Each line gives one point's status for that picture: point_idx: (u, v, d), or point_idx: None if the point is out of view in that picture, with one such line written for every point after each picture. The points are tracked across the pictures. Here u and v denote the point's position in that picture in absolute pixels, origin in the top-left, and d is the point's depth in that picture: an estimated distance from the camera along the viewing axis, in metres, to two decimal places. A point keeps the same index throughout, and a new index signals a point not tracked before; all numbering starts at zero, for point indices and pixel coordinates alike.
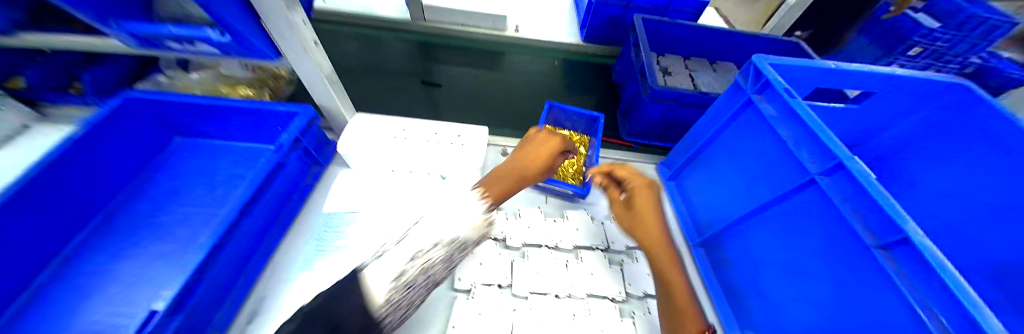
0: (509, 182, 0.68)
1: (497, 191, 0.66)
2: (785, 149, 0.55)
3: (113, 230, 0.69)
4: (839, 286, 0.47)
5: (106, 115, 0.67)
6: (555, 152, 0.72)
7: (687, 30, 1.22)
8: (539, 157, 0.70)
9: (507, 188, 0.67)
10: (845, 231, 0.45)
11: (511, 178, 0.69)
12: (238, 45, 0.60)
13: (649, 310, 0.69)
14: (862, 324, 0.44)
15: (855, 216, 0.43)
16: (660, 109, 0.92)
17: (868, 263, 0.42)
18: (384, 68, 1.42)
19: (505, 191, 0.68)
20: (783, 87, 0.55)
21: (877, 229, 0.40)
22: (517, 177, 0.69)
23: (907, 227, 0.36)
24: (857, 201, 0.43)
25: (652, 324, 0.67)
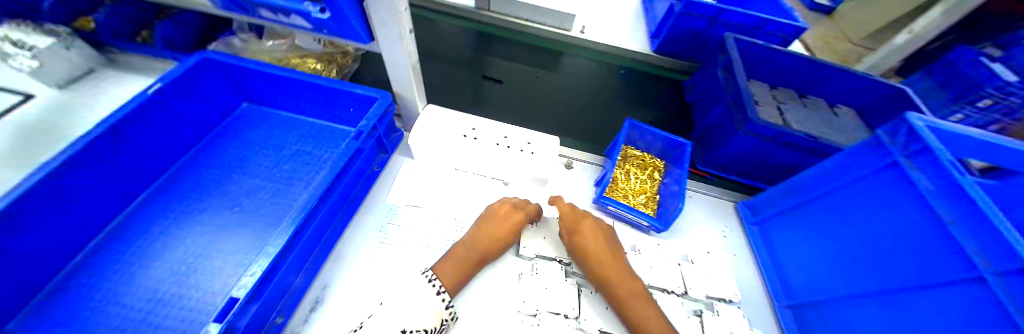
0: (493, 248, 0.65)
1: (475, 255, 0.63)
2: (941, 230, 0.48)
3: (177, 190, 0.67)
4: None
5: (184, 72, 0.66)
6: (517, 225, 0.69)
7: (779, 56, 1.10)
8: (501, 228, 0.67)
9: (470, 254, 0.63)
10: None
11: (494, 244, 0.65)
12: (334, 23, 0.57)
13: None
14: None
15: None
16: (750, 145, 0.83)
17: None
18: (441, 54, 1.37)
19: (483, 257, 0.64)
20: (948, 160, 0.46)
21: None
22: (496, 244, 0.66)
23: None
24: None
25: None
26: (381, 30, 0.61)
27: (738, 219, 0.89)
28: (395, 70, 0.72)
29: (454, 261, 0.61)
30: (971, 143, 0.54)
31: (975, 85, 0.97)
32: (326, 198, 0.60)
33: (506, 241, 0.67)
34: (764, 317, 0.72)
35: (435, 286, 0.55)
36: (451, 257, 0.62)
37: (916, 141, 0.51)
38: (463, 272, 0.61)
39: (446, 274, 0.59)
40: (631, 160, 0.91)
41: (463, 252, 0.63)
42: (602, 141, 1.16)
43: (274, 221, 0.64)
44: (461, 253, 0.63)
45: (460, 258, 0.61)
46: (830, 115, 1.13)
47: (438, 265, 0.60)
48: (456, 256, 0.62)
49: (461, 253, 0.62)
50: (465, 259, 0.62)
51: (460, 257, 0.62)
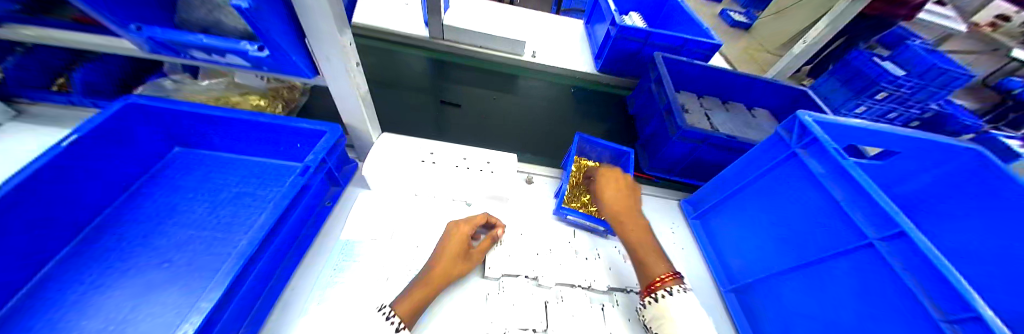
0: (445, 265, 0.64)
1: (431, 279, 0.61)
2: (835, 206, 0.57)
3: (96, 253, 0.59)
4: None
5: (108, 119, 0.60)
6: (463, 238, 0.68)
7: (702, 69, 1.26)
8: (450, 245, 0.66)
9: (435, 279, 0.61)
10: (907, 299, 0.46)
11: (446, 260, 0.64)
12: (274, 60, 0.57)
13: None
14: None
15: (912, 280, 0.45)
16: (685, 148, 0.93)
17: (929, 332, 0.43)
18: (398, 82, 1.39)
19: (439, 277, 0.62)
20: (833, 146, 0.57)
21: (942, 301, 0.42)
22: (446, 261, 0.64)
23: (976, 306, 0.37)
24: (929, 279, 0.44)
25: None
26: (326, 64, 0.62)
27: (681, 214, 0.96)
28: (343, 101, 0.72)
29: (413, 292, 0.59)
30: (852, 130, 0.66)
31: (871, 82, 1.21)
32: (269, 241, 0.57)
33: (456, 255, 0.65)
34: (712, 304, 0.77)
35: (392, 323, 0.53)
36: (413, 287, 0.60)
37: (808, 133, 0.62)
38: (421, 302, 0.58)
39: (404, 308, 0.56)
40: (584, 170, 0.96)
41: (422, 283, 0.60)
42: (561, 155, 1.22)
43: (210, 274, 0.59)
44: (419, 283, 0.60)
45: (423, 291, 0.59)
46: (750, 117, 1.30)
47: (397, 300, 0.57)
48: (417, 286, 0.60)
49: (420, 283, 0.60)
50: (423, 287, 0.60)
51: (418, 286, 0.60)
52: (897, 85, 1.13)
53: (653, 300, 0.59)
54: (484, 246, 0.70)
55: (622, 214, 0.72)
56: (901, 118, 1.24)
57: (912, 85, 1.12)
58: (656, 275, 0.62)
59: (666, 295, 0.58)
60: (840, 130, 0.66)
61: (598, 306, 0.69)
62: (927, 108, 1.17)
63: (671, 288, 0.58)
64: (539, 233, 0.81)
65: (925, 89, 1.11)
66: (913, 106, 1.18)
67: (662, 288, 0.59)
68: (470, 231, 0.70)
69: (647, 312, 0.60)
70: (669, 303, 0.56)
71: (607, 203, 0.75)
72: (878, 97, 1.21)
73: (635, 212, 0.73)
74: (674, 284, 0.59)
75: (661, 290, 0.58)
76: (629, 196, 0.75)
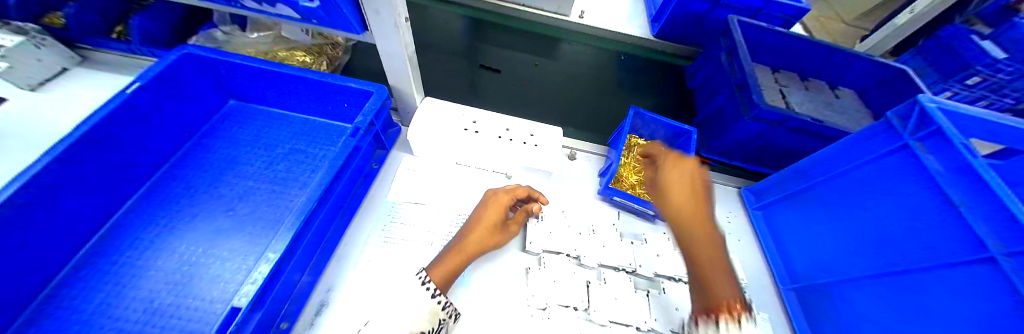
0: (481, 235, 0.62)
1: (465, 249, 0.60)
2: (951, 213, 0.47)
3: (165, 196, 0.64)
4: None
5: (167, 69, 0.63)
6: (501, 207, 0.65)
7: (782, 38, 1.08)
8: (486, 215, 0.64)
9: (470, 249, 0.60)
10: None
11: (480, 231, 0.62)
12: (324, 12, 0.53)
13: None
14: None
15: None
16: (755, 131, 0.82)
17: None
18: (435, 43, 1.32)
19: (473, 249, 0.60)
20: (959, 140, 0.46)
21: None
22: (482, 232, 0.62)
23: None
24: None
25: None
26: (375, 19, 0.58)
27: (741, 204, 0.89)
28: (390, 61, 0.68)
29: (446, 260, 0.58)
30: (996, 126, 0.53)
31: (965, 64, 0.99)
32: (324, 201, 0.58)
33: (494, 226, 0.63)
34: (766, 300, 0.72)
35: (429, 289, 0.53)
36: (448, 254, 0.59)
37: (929, 123, 0.51)
38: (454, 271, 0.58)
39: (440, 273, 0.56)
40: (634, 149, 0.90)
41: (454, 253, 0.59)
42: (604, 130, 1.14)
43: (271, 224, 0.62)
44: (452, 250, 0.60)
45: (457, 260, 0.59)
46: (834, 98, 1.13)
47: (432, 265, 0.57)
48: (450, 253, 0.59)
49: (452, 251, 0.59)
50: (456, 255, 0.59)
51: (452, 255, 0.59)
52: (995, 69, 0.91)
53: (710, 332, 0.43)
54: (520, 219, 0.68)
55: (690, 217, 0.50)
56: (993, 107, 0.98)
57: (1014, 71, 0.89)
58: (721, 302, 0.44)
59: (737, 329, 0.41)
60: (972, 122, 0.54)
61: (643, 292, 0.66)
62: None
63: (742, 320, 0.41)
64: (582, 212, 0.78)
65: None
66: (1009, 94, 0.92)
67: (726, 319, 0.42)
68: (508, 199, 0.67)
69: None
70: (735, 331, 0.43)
71: (670, 203, 0.54)
72: (969, 82, 0.99)
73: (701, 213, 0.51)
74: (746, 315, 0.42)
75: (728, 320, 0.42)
76: (700, 192, 0.53)
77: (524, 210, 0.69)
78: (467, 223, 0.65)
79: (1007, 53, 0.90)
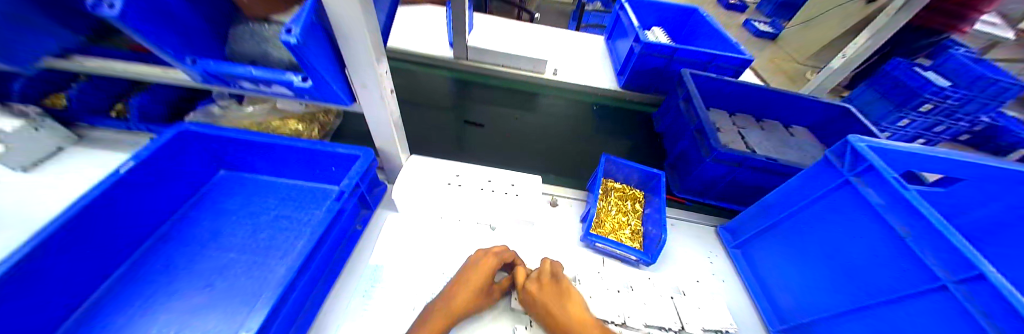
0: (469, 294, 0.62)
1: (451, 311, 0.59)
2: (898, 245, 0.52)
3: (142, 275, 0.62)
4: None
5: (164, 147, 0.66)
6: (490, 270, 0.65)
7: (731, 86, 1.22)
8: (475, 274, 0.64)
9: (450, 312, 0.59)
10: None
11: (475, 279, 0.63)
12: (316, 90, 0.60)
13: None
14: None
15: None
16: (721, 170, 0.89)
17: None
18: (422, 103, 1.42)
19: (457, 310, 0.60)
20: (891, 176, 0.52)
21: None
22: (468, 292, 0.62)
23: None
24: (1002, 318, 0.39)
25: None
26: (362, 92, 0.65)
27: (720, 243, 0.91)
28: (376, 126, 0.74)
29: (427, 324, 0.57)
30: (915, 157, 0.61)
31: (912, 93, 1.14)
32: (305, 269, 0.59)
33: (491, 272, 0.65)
34: None
35: None
36: (427, 315, 0.58)
37: (863, 160, 0.57)
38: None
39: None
40: (612, 193, 0.95)
41: (437, 313, 0.58)
42: (584, 176, 1.20)
43: (250, 297, 0.61)
44: (437, 310, 0.59)
45: (438, 322, 0.57)
46: (787, 136, 1.24)
47: (416, 328, 0.56)
48: (431, 314, 0.58)
49: (434, 310, 0.59)
50: (442, 316, 0.58)
51: (437, 316, 0.58)
52: (943, 95, 1.09)
53: None
54: (501, 286, 0.67)
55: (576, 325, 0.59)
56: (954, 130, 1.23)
57: (960, 96, 1.09)
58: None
59: None
60: (888, 155, 0.61)
61: None
62: (986, 119, 1.18)
63: None
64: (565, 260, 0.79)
65: (974, 100, 1.09)
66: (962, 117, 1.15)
67: None
68: (496, 262, 0.67)
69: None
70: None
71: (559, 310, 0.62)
72: (922, 108, 1.14)
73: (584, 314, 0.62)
74: None
75: None
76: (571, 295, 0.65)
77: (510, 277, 0.70)
78: (454, 279, 0.65)
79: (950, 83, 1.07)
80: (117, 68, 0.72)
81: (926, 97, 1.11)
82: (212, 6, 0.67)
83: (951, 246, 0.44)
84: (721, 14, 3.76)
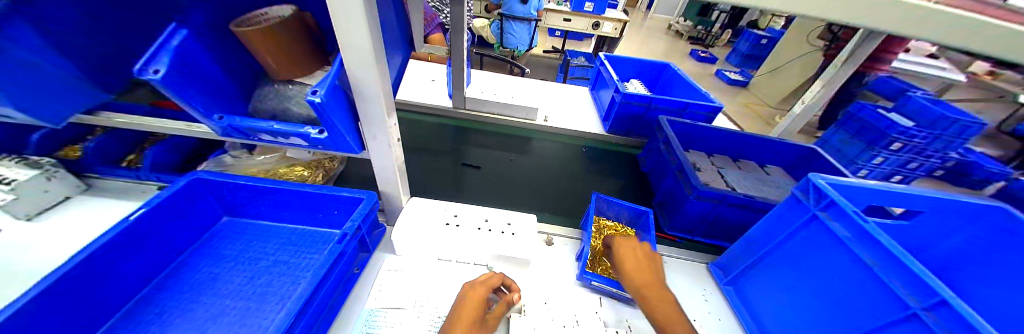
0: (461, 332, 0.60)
1: None
2: (871, 273, 0.56)
3: (132, 326, 0.61)
4: None
5: (176, 193, 0.70)
6: (479, 300, 0.66)
7: (707, 130, 1.34)
8: (461, 310, 0.64)
9: None
10: None
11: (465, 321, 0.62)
12: (331, 141, 0.66)
13: None
14: None
15: None
16: (704, 207, 0.94)
17: None
18: (421, 147, 1.50)
19: None
20: (851, 209, 0.58)
21: None
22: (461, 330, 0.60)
23: None
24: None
25: None
26: (372, 143, 0.72)
27: (713, 280, 0.92)
28: (381, 172, 0.79)
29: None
30: (868, 190, 0.68)
31: (881, 132, 1.34)
32: (301, 316, 0.58)
33: (478, 304, 0.66)
34: None
35: None
36: None
37: (825, 196, 0.64)
38: None
39: None
40: (605, 231, 0.98)
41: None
42: (577, 214, 1.24)
43: None
44: None
45: None
46: (764, 174, 1.33)
47: None
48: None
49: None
50: None
51: None
52: (909, 134, 1.29)
53: None
54: (496, 311, 0.68)
55: (645, 289, 0.68)
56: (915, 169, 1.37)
57: (925, 135, 1.28)
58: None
59: None
60: (848, 189, 0.68)
61: None
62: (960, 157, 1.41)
63: None
64: (563, 302, 0.79)
65: (939, 137, 1.28)
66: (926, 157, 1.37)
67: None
68: (486, 291, 0.69)
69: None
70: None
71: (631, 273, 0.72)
72: (893, 147, 1.34)
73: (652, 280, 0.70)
74: None
75: None
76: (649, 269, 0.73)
77: (504, 301, 0.70)
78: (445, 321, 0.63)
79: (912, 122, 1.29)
80: (148, 123, 0.80)
81: (893, 136, 1.31)
82: (242, 71, 0.77)
83: (917, 275, 0.49)
84: (693, 65, 4.18)
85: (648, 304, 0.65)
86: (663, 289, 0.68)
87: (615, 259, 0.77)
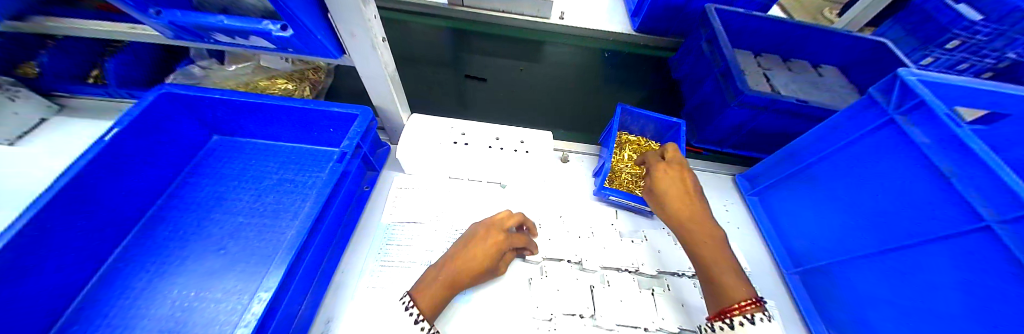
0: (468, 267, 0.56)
1: (452, 274, 0.55)
2: (946, 187, 0.47)
3: (155, 242, 0.62)
4: None
5: (146, 108, 0.61)
6: (499, 245, 0.59)
7: (758, 21, 1.09)
8: (476, 250, 0.58)
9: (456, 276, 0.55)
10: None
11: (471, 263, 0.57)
12: (300, 41, 0.52)
13: (669, 287, 0.66)
14: None
15: None
16: (743, 116, 0.83)
17: None
18: (417, 57, 1.31)
19: (459, 278, 0.55)
20: (943, 113, 0.46)
21: None
22: (471, 266, 0.57)
23: None
24: None
25: (674, 300, 0.64)
26: (351, 43, 0.58)
27: (737, 191, 0.90)
28: (371, 82, 0.68)
29: (432, 284, 0.54)
30: (973, 91, 0.54)
31: (942, 28, 0.98)
32: (314, 233, 0.57)
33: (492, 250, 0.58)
34: (771, 287, 0.73)
35: (412, 314, 0.50)
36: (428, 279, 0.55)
37: (911, 97, 0.51)
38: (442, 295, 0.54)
39: (425, 299, 0.52)
40: (626, 146, 0.89)
41: (442, 275, 0.55)
42: (594, 129, 1.14)
43: (263, 258, 0.61)
44: (439, 273, 0.55)
45: (444, 282, 0.54)
46: (816, 77, 1.14)
47: (417, 290, 0.53)
48: (433, 277, 0.55)
49: (436, 275, 0.55)
50: (446, 280, 0.54)
51: (439, 280, 0.54)
52: (972, 31, 0.89)
53: (743, 321, 0.48)
54: (507, 259, 0.63)
55: (691, 222, 0.60)
56: (975, 69, 0.95)
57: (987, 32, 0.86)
58: (733, 299, 0.50)
59: (748, 323, 0.48)
60: (948, 90, 0.54)
61: (647, 291, 0.65)
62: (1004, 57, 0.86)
63: (755, 314, 0.48)
64: (580, 215, 0.77)
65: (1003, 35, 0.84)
66: (990, 54, 0.89)
67: (739, 315, 0.49)
68: (507, 238, 0.61)
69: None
70: (751, 332, 0.47)
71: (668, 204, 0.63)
72: (950, 45, 0.97)
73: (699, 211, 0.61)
74: (760, 310, 0.48)
75: (739, 316, 0.49)
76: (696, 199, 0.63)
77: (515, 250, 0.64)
78: (456, 249, 0.59)
79: (982, 16, 0.87)
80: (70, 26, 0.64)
81: (955, 32, 0.94)
82: None
83: (1005, 184, 0.39)
84: None
85: (692, 238, 0.59)
86: (708, 221, 0.60)
87: (654, 190, 0.66)
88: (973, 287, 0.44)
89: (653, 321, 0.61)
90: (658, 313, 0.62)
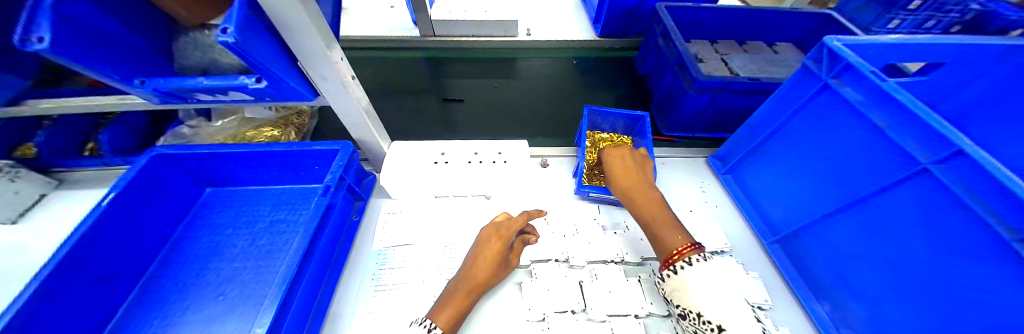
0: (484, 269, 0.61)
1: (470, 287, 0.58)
2: (882, 137, 0.51)
3: (155, 297, 0.64)
4: (950, 269, 0.44)
5: (142, 170, 0.65)
6: (502, 241, 0.64)
7: (709, 12, 1.17)
8: (486, 250, 0.62)
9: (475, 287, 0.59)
10: (966, 216, 0.40)
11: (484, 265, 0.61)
12: (274, 90, 0.57)
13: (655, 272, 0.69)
14: (971, 305, 0.42)
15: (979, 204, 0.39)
16: (704, 100, 0.88)
17: (994, 248, 0.39)
18: (398, 88, 1.37)
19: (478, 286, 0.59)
20: (870, 70, 0.50)
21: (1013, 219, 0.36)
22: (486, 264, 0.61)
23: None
24: (979, 187, 0.39)
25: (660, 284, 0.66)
26: (323, 84, 0.62)
27: (712, 172, 0.93)
28: (347, 118, 0.72)
29: (451, 301, 0.56)
30: (894, 49, 0.59)
31: None
32: (304, 267, 0.59)
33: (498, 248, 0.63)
34: (757, 259, 0.75)
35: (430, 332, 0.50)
36: (446, 298, 0.56)
37: (839, 61, 0.56)
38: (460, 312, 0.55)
39: (443, 317, 0.53)
40: (600, 144, 0.94)
41: (461, 291, 0.58)
42: (571, 132, 1.19)
43: (261, 298, 0.63)
44: (459, 288, 0.58)
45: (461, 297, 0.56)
46: (773, 55, 1.21)
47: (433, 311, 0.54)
48: (454, 293, 0.57)
49: (456, 290, 0.57)
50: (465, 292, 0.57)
51: (458, 295, 0.57)
52: None
53: (685, 265, 0.53)
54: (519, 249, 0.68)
55: (633, 192, 0.68)
56: (942, 26, 0.96)
57: None
58: (673, 247, 0.56)
59: (688, 265, 0.53)
60: (871, 51, 0.59)
61: (634, 279, 0.67)
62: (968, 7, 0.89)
63: (692, 258, 0.53)
64: (563, 215, 0.80)
65: None
66: (953, 9, 0.91)
67: (680, 259, 0.54)
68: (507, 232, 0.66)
69: (666, 285, 0.56)
70: (688, 273, 0.52)
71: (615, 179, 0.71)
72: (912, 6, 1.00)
73: (642, 184, 0.69)
74: (696, 252, 0.54)
75: (679, 261, 0.54)
76: (638, 173, 0.71)
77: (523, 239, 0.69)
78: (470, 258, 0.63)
79: None
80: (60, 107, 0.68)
81: None
82: None
83: (931, 127, 0.43)
84: None
85: (634, 205, 0.67)
86: (650, 191, 0.67)
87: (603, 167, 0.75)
88: (923, 228, 0.47)
89: (642, 307, 0.63)
90: (646, 298, 0.65)
